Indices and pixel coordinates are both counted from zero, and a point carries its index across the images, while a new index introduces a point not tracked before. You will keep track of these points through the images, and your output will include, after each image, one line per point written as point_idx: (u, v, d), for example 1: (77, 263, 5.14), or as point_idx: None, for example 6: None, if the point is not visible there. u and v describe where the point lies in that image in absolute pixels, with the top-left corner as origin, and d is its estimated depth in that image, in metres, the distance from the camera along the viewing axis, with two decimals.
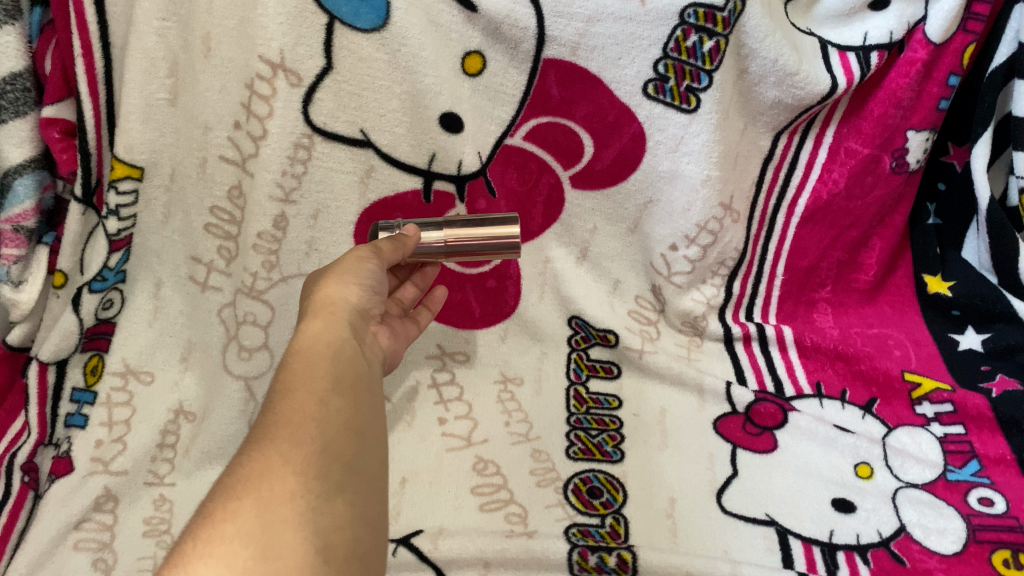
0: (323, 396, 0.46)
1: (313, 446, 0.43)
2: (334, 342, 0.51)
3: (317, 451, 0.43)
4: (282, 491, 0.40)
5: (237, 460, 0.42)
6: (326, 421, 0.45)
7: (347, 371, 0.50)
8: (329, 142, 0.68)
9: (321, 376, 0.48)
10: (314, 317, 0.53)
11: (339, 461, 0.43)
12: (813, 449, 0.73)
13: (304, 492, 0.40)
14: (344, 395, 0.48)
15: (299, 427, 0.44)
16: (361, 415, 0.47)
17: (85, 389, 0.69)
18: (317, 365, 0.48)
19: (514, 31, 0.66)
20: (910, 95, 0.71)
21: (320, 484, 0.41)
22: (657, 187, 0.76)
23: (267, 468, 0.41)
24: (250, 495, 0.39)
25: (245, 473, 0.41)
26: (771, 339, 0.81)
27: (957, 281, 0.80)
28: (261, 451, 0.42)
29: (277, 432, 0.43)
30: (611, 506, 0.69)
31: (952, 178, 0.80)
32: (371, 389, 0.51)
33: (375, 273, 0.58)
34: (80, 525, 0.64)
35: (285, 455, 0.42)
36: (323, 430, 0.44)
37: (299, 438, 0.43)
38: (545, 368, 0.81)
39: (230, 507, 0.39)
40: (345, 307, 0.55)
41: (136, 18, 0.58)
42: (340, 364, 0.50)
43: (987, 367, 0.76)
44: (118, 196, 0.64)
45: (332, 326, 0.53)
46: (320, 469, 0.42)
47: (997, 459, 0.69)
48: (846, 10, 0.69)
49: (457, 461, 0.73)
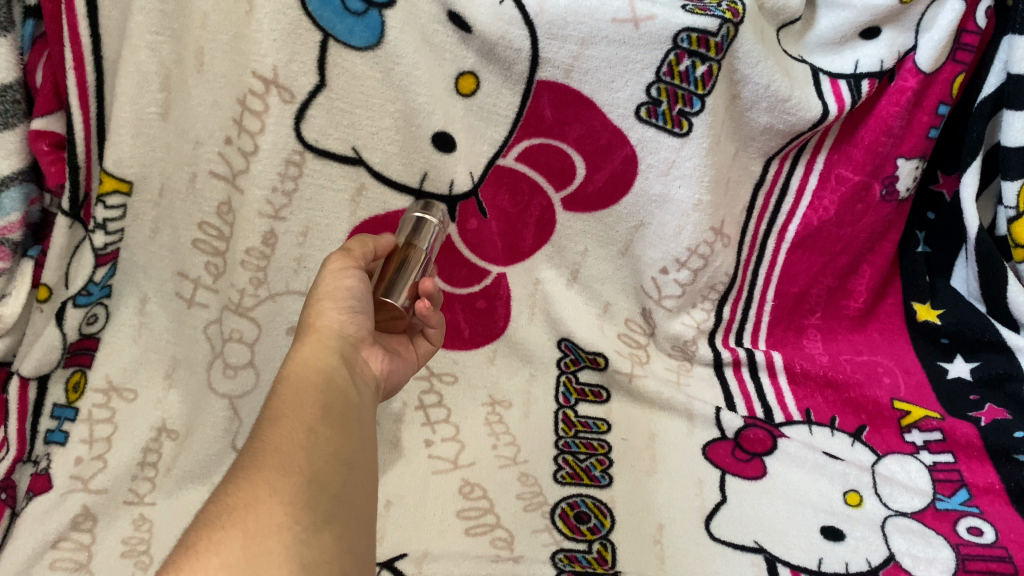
0: (312, 425, 0.46)
1: (300, 477, 0.42)
2: (323, 370, 0.51)
3: (305, 482, 0.42)
4: (269, 521, 0.39)
5: (224, 489, 0.41)
6: (314, 450, 0.45)
7: (337, 401, 0.50)
8: (320, 159, 0.68)
9: (310, 404, 0.48)
10: (302, 345, 0.53)
11: (327, 493, 0.43)
12: (802, 476, 0.73)
13: (291, 523, 0.40)
14: (333, 425, 0.48)
15: (287, 456, 0.43)
16: (351, 446, 0.47)
17: (66, 405, 0.68)
18: (306, 394, 0.48)
19: (509, 53, 0.66)
20: (899, 123, 0.72)
21: (308, 515, 0.41)
22: (648, 210, 0.76)
23: (253, 497, 0.40)
24: (236, 526, 0.39)
25: (232, 502, 0.40)
26: (760, 365, 0.80)
27: (946, 310, 0.80)
28: (249, 479, 0.41)
29: (265, 461, 0.43)
30: (598, 532, 0.68)
31: (941, 207, 0.80)
32: (362, 419, 0.51)
33: (354, 288, 0.57)
34: (57, 544, 0.63)
35: (273, 485, 0.41)
36: (311, 460, 0.44)
37: (287, 468, 0.43)
38: (534, 391, 0.80)
39: (215, 537, 0.38)
40: (331, 335, 0.55)
41: (130, 32, 0.58)
42: (330, 393, 0.50)
43: (976, 396, 0.76)
44: (106, 210, 0.64)
45: (320, 352, 0.53)
46: (308, 500, 0.41)
47: (986, 488, 0.69)
48: (837, 38, 0.71)
49: (443, 484, 0.72)
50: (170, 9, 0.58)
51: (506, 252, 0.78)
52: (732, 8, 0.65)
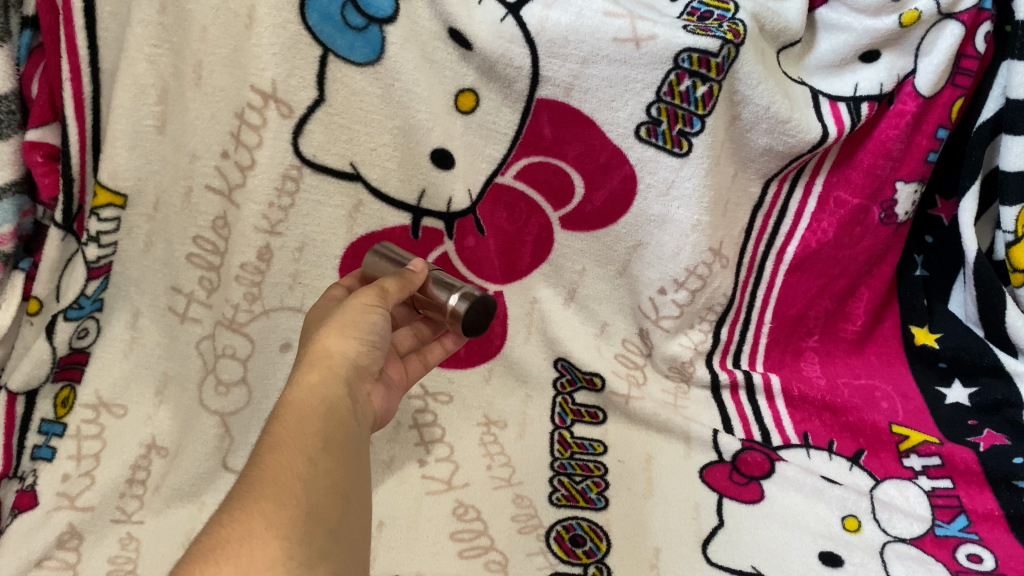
0: (312, 455, 0.45)
1: (297, 509, 0.42)
2: (328, 399, 0.50)
3: (301, 515, 0.41)
4: (264, 557, 0.38)
5: (218, 517, 0.40)
6: (313, 481, 0.44)
7: (339, 431, 0.48)
8: (318, 174, 0.68)
9: (311, 438, 0.46)
10: (311, 371, 0.51)
11: (323, 526, 0.42)
12: (800, 501, 0.72)
13: (286, 560, 0.39)
14: (334, 456, 0.46)
15: (285, 487, 0.42)
16: (349, 478, 0.46)
17: (54, 420, 0.67)
18: (309, 422, 0.47)
19: (509, 71, 0.66)
20: (899, 146, 0.72)
21: (303, 551, 0.40)
22: (646, 230, 0.75)
23: (248, 530, 0.39)
24: (229, 560, 0.38)
25: (226, 534, 0.39)
26: (758, 388, 0.80)
27: (944, 333, 0.80)
28: (245, 510, 0.40)
29: (263, 491, 0.42)
30: (594, 555, 0.67)
31: (939, 231, 0.80)
32: (360, 450, 0.50)
33: (378, 326, 0.56)
34: (41, 563, 0.61)
35: (269, 516, 0.40)
36: (309, 491, 0.43)
37: (284, 499, 0.42)
38: (529, 412, 0.79)
39: (208, 571, 0.37)
40: (342, 362, 0.53)
41: (129, 44, 0.57)
42: (332, 422, 0.48)
43: (974, 421, 0.75)
44: (100, 223, 0.63)
45: (328, 382, 0.51)
46: (304, 535, 0.41)
47: (985, 515, 0.68)
48: (838, 61, 0.71)
49: (437, 505, 0.71)
50: (169, 21, 0.58)
51: (503, 270, 0.78)
52: (733, 29, 0.65)
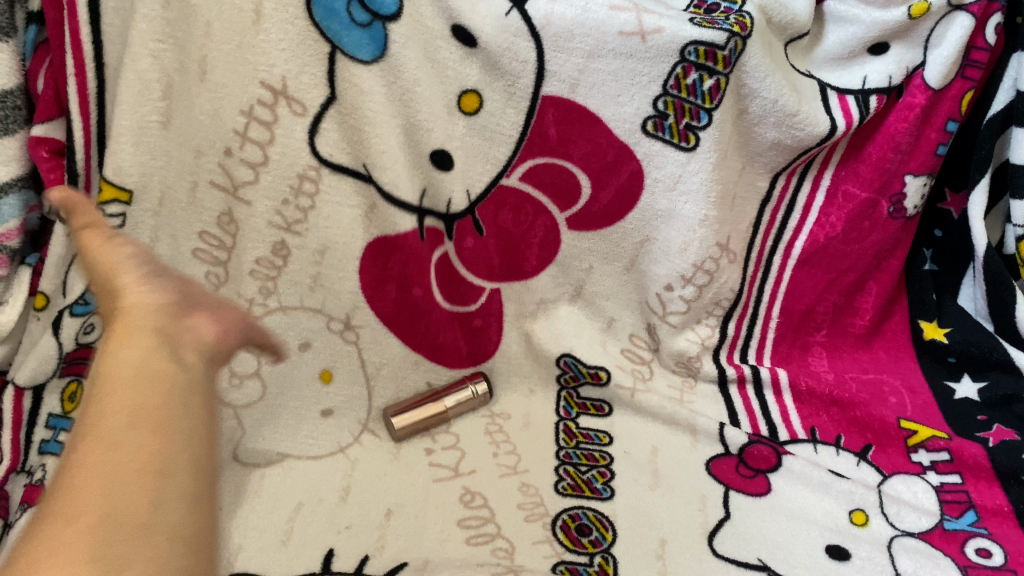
0: (116, 436, 0.35)
1: (93, 516, 0.32)
2: (137, 364, 0.38)
3: (97, 525, 0.31)
4: None
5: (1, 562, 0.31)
6: (113, 471, 0.33)
7: (149, 399, 0.37)
8: (335, 175, 0.68)
9: (117, 413, 0.36)
10: (108, 340, 0.40)
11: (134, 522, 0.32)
12: (806, 494, 0.72)
13: None
14: (153, 418, 0.36)
15: (81, 485, 0.33)
16: (173, 452, 0.36)
17: (62, 415, 0.66)
18: (109, 396, 0.36)
19: (514, 65, 0.65)
20: (908, 139, 0.71)
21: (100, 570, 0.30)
22: (653, 226, 0.75)
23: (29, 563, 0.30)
24: None
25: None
26: (765, 382, 0.79)
27: (953, 328, 0.79)
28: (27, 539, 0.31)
29: (48, 508, 0.32)
30: (600, 544, 0.67)
31: (949, 225, 0.79)
32: (191, 406, 0.38)
33: (136, 249, 0.45)
34: None
35: (55, 541, 0.31)
36: (111, 486, 0.33)
37: (74, 508, 0.32)
38: (534, 407, 0.81)
39: None
40: (145, 313, 0.41)
41: (132, 40, 0.57)
42: (145, 382, 0.37)
43: (983, 417, 0.75)
44: (105, 218, 0.62)
45: (133, 345, 0.39)
46: (99, 553, 0.31)
47: (994, 510, 0.68)
48: (846, 53, 0.70)
49: (445, 491, 0.72)
50: (174, 16, 0.58)
51: (503, 269, 0.77)
52: (740, 22, 0.64)
